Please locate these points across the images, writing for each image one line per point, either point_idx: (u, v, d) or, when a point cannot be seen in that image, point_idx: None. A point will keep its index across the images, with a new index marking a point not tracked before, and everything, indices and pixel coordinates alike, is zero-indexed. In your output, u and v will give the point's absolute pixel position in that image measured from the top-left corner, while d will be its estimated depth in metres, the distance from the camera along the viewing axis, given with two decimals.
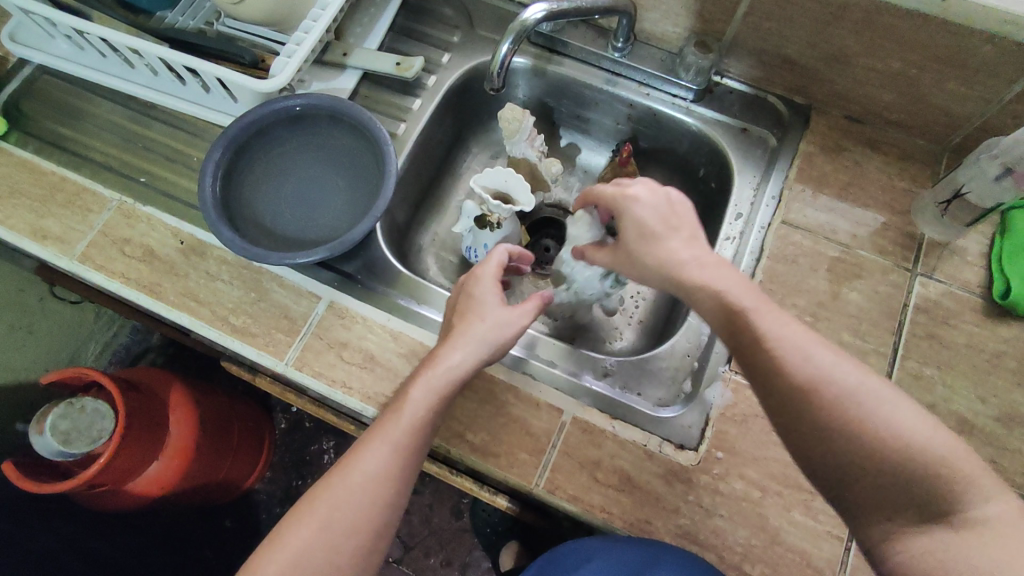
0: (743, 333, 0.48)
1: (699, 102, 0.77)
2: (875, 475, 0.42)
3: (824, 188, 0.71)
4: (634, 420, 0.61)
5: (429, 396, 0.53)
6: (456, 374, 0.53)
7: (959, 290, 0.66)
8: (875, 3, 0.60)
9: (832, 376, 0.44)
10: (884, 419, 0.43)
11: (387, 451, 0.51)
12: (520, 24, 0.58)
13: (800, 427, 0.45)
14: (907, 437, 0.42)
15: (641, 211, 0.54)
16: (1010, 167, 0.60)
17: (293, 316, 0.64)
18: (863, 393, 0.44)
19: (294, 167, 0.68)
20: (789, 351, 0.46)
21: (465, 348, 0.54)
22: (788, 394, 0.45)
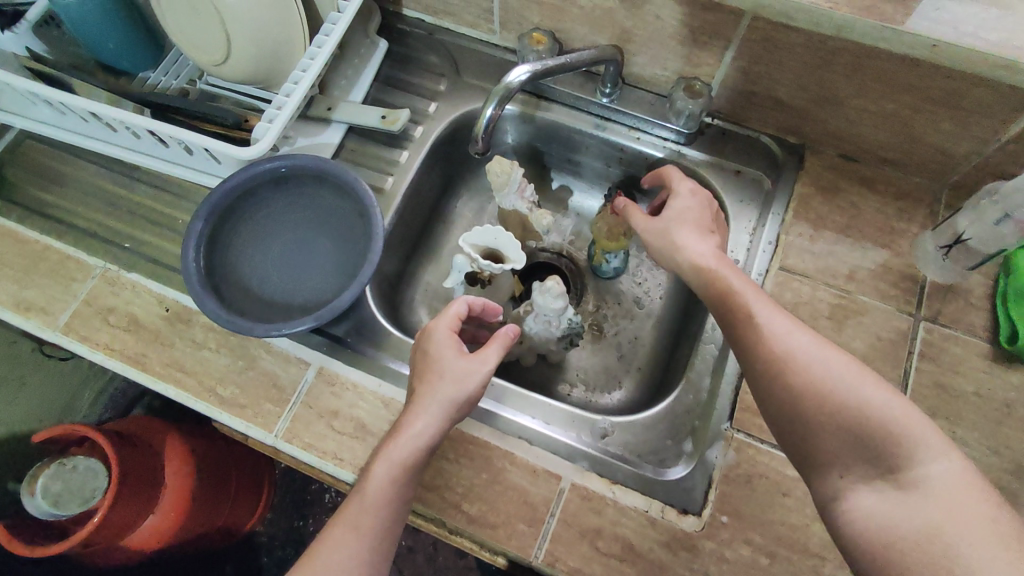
0: (727, 309, 0.53)
1: (691, 145, 0.76)
2: (833, 436, 0.45)
3: (822, 231, 0.69)
4: (634, 484, 0.59)
5: (391, 471, 0.51)
6: (417, 442, 0.51)
7: (965, 335, 0.64)
8: (865, 49, 0.59)
9: (800, 348, 0.48)
10: (849, 386, 0.45)
11: (352, 536, 0.50)
12: (504, 87, 0.57)
13: (768, 394, 0.49)
14: (863, 399, 0.45)
15: (689, 202, 0.63)
16: (1008, 213, 0.59)
17: (281, 384, 0.63)
18: (827, 362, 0.47)
19: (279, 230, 0.67)
20: (769, 327, 0.50)
21: (427, 413, 0.52)
22: (761, 365, 0.49)
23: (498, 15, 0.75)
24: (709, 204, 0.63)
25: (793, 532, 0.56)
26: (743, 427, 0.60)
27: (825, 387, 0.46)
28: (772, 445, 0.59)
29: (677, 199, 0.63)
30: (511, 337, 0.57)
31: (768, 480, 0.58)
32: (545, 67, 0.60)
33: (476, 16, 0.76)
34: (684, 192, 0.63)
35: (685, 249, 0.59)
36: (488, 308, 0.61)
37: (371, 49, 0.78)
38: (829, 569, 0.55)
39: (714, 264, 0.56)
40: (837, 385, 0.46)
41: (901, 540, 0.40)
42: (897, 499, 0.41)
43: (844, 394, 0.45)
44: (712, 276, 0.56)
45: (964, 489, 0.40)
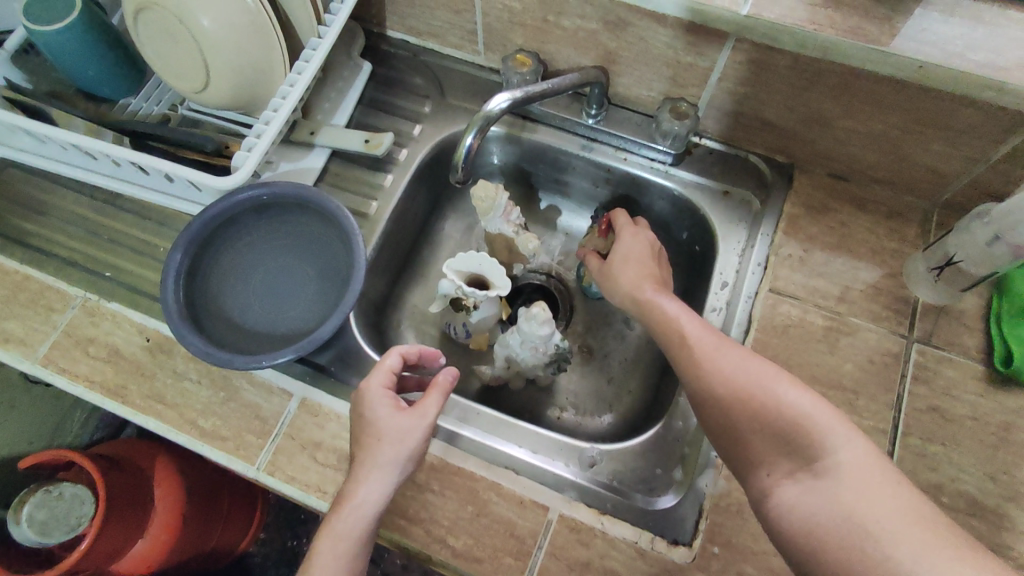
0: (662, 325, 0.57)
1: (679, 166, 0.75)
2: (755, 436, 0.48)
3: (812, 251, 0.68)
4: (624, 514, 0.58)
5: (337, 548, 0.50)
6: (364, 512, 0.51)
7: (959, 357, 0.63)
8: (850, 70, 0.58)
9: (723, 359, 0.51)
10: (765, 388, 0.48)
11: None
12: (484, 115, 0.56)
13: (696, 401, 0.52)
14: (777, 398, 0.47)
15: (635, 240, 0.66)
16: (998, 234, 0.58)
17: (264, 415, 0.62)
18: (744, 366, 0.50)
19: (261, 259, 0.66)
20: (696, 341, 0.53)
21: (370, 479, 0.51)
22: (689, 376, 0.53)
23: (482, 36, 0.74)
24: (652, 252, 0.66)
25: (786, 563, 0.55)
26: None
27: (741, 389, 0.49)
28: None
29: (624, 237, 0.67)
30: (448, 384, 0.56)
31: None
32: (526, 94, 0.59)
33: (460, 37, 0.76)
34: (625, 238, 0.67)
35: (628, 286, 0.62)
36: (426, 355, 0.59)
37: (355, 71, 0.78)
38: None
39: (649, 294, 0.59)
40: (752, 387, 0.49)
41: (820, 528, 0.42)
42: (814, 487, 0.43)
43: (759, 395, 0.48)
44: (651, 306, 0.59)
45: (871, 472, 0.42)
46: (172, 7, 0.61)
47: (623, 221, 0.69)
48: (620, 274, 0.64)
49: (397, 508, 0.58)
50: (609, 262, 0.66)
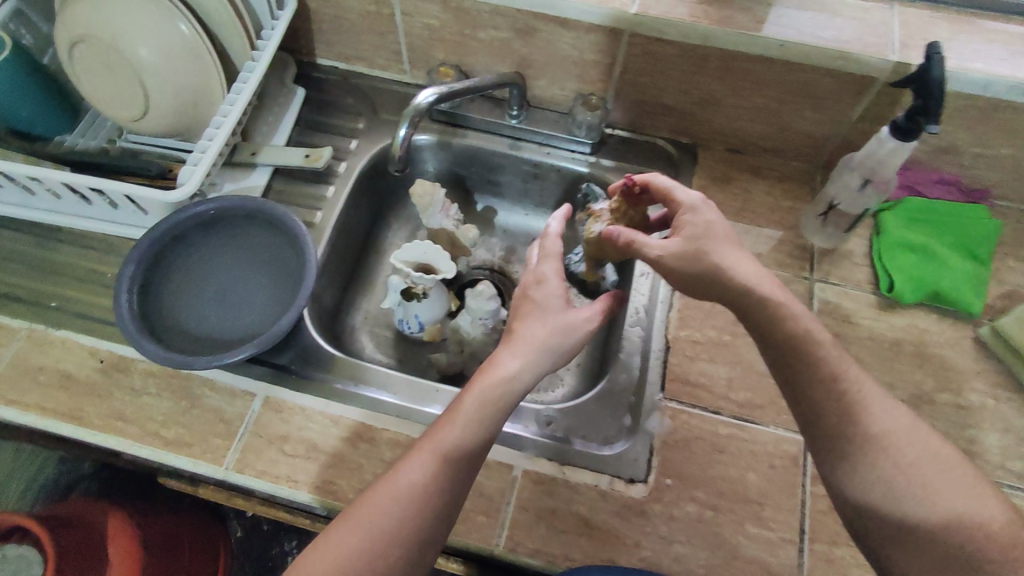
0: (816, 369, 0.52)
1: (598, 154, 0.82)
2: (924, 537, 0.48)
3: (721, 215, 0.77)
4: (582, 462, 0.63)
5: (479, 407, 0.53)
6: (512, 384, 0.54)
7: (854, 289, 0.72)
8: (728, 53, 0.68)
9: (898, 437, 0.50)
10: (942, 492, 0.48)
11: (431, 462, 0.51)
12: (414, 108, 0.62)
13: (852, 467, 0.51)
14: (960, 505, 0.48)
15: (709, 214, 0.57)
16: (866, 178, 0.68)
17: (228, 418, 0.63)
18: (922, 456, 0.50)
19: (213, 270, 0.68)
20: (864, 407, 0.51)
21: (524, 357, 0.56)
22: (855, 447, 0.51)
23: (406, 55, 0.82)
24: (707, 231, 0.57)
25: (732, 484, 0.61)
26: (674, 396, 0.65)
27: (921, 482, 0.49)
28: (702, 408, 0.65)
29: (696, 213, 0.58)
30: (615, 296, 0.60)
31: (703, 441, 0.63)
32: (447, 91, 0.66)
33: (386, 58, 0.83)
34: (702, 217, 0.57)
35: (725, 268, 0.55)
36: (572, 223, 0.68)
37: (290, 97, 0.83)
38: (768, 511, 0.60)
39: (782, 297, 0.54)
40: (930, 483, 0.49)
41: None
42: None
43: (941, 503, 0.48)
44: (783, 319, 0.53)
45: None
46: (108, 40, 0.65)
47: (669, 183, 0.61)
48: (726, 266, 0.55)
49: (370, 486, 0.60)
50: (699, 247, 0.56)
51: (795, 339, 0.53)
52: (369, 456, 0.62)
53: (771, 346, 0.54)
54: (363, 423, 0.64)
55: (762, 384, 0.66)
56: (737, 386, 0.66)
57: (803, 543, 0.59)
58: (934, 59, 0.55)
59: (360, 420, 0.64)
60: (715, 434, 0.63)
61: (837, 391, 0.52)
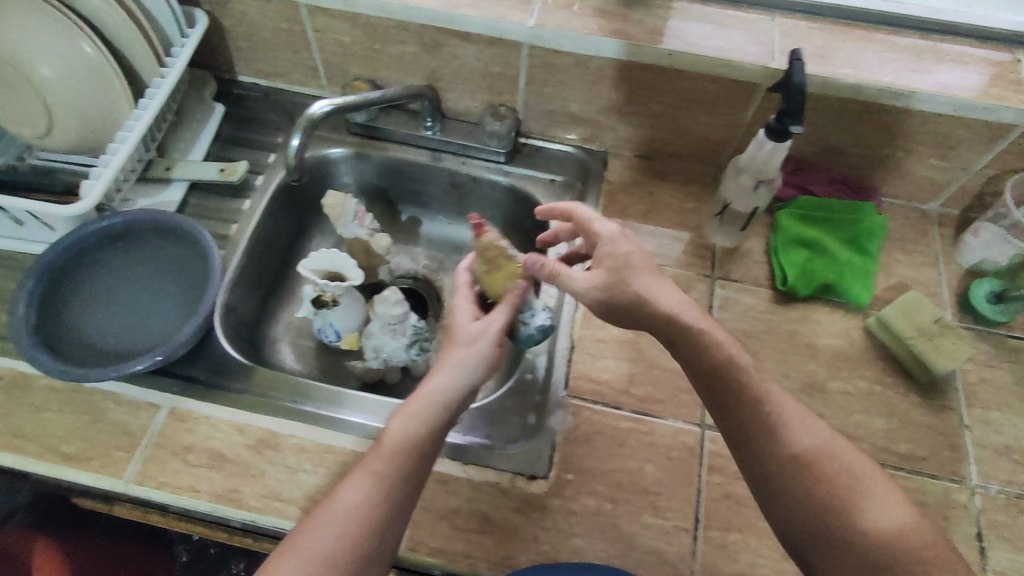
0: (743, 391, 0.55)
1: (512, 162, 0.85)
2: (858, 551, 0.49)
3: (628, 217, 0.79)
4: (485, 461, 0.64)
5: (408, 429, 0.52)
6: (435, 398, 0.54)
7: (752, 285, 0.75)
8: (622, 63, 0.72)
9: (825, 454, 0.53)
10: (872, 506, 0.51)
11: (366, 483, 0.50)
12: (307, 119, 0.63)
13: (778, 492, 0.53)
14: (889, 518, 0.50)
15: (628, 247, 0.61)
16: (755, 180, 0.71)
17: (131, 431, 0.63)
18: (849, 470, 0.52)
19: (121, 284, 0.69)
20: (788, 426, 0.54)
21: (446, 374, 0.55)
22: (785, 466, 0.53)
23: (323, 70, 0.84)
24: (626, 261, 0.60)
25: (630, 476, 0.63)
26: (576, 393, 0.67)
27: (846, 501, 0.51)
28: (603, 404, 0.67)
29: (616, 245, 0.61)
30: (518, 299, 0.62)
31: (603, 435, 0.65)
32: (338, 104, 0.69)
33: (304, 74, 0.85)
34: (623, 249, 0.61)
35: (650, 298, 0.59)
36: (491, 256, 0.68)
37: (209, 113, 0.84)
38: (664, 501, 0.62)
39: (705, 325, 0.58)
40: (854, 502, 0.51)
41: None
42: None
43: (872, 515, 0.50)
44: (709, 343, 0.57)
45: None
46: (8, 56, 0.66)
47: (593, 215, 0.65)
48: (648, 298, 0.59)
49: (273, 492, 0.61)
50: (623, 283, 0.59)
51: (711, 363, 0.56)
52: (273, 463, 0.62)
53: (694, 365, 0.58)
54: (268, 431, 0.64)
55: (662, 378, 0.69)
56: (638, 381, 0.68)
57: (696, 531, 0.61)
58: (796, 64, 0.59)
59: (266, 427, 0.65)
60: (615, 429, 0.65)
61: (763, 413, 0.55)
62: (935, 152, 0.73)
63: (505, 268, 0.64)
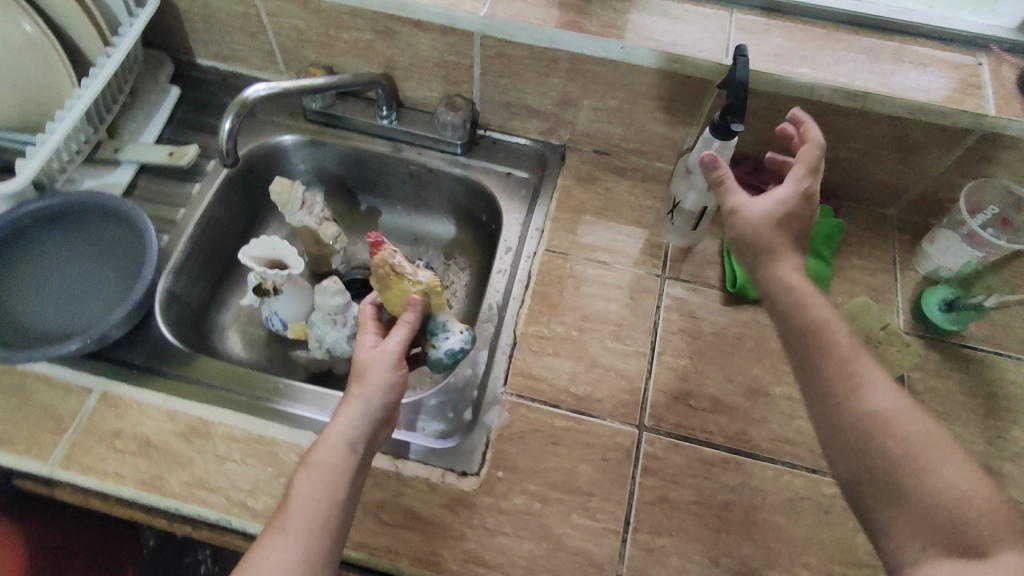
0: (823, 344, 0.52)
1: (470, 154, 0.84)
2: (921, 511, 0.46)
3: (582, 214, 0.78)
4: (417, 455, 0.63)
5: (313, 479, 0.51)
6: (335, 443, 0.53)
7: (703, 286, 0.74)
8: (575, 56, 0.70)
9: (904, 418, 0.49)
10: (942, 472, 0.47)
11: (281, 542, 0.49)
12: (240, 102, 0.62)
13: (849, 445, 0.50)
14: (962, 485, 0.46)
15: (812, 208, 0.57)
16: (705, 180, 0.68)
17: (60, 415, 0.63)
18: (924, 434, 0.49)
19: (59, 266, 0.68)
20: (872, 386, 0.50)
21: (345, 416, 0.54)
22: (859, 424, 0.49)
23: (280, 55, 0.83)
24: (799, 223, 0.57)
25: (563, 475, 0.62)
26: (514, 390, 0.66)
27: (920, 460, 0.47)
28: (541, 401, 0.66)
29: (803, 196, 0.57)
30: (413, 320, 0.60)
31: (539, 433, 0.64)
32: (280, 87, 0.67)
33: (261, 58, 0.84)
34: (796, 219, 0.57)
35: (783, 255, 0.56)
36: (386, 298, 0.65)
37: (163, 95, 0.83)
38: (595, 503, 0.61)
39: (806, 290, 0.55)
40: (929, 462, 0.47)
41: None
42: None
43: (942, 479, 0.47)
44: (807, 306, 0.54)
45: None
46: None
47: (807, 157, 0.57)
48: (775, 268, 0.56)
49: (199, 481, 0.60)
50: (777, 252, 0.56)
51: (799, 321, 0.54)
52: (201, 452, 0.62)
53: (785, 316, 0.55)
54: (200, 419, 0.64)
55: (604, 377, 0.68)
56: (578, 379, 0.67)
57: (626, 534, 0.60)
58: (740, 61, 0.57)
59: (198, 415, 0.64)
60: (551, 428, 0.64)
61: (845, 368, 0.51)
62: (893, 156, 0.71)
63: (397, 287, 0.61)
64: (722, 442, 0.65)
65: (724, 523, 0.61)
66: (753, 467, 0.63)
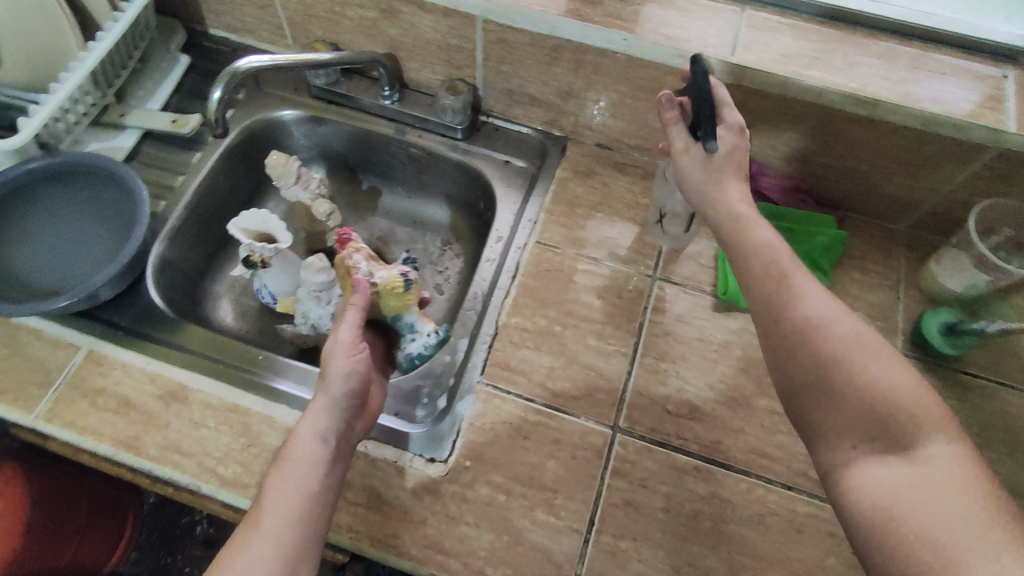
0: (754, 260, 0.53)
1: (470, 140, 0.83)
2: (853, 410, 0.45)
3: (577, 208, 0.77)
4: (387, 439, 0.63)
5: (285, 476, 0.51)
6: (305, 440, 0.53)
7: (694, 290, 0.72)
8: (577, 45, 0.69)
9: (835, 318, 0.48)
10: (872, 366, 0.46)
11: (256, 538, 0.48)
12: (231, 72, 0.62)
13: (786, 350, 0.48)
14: (890, 376, 0.46)
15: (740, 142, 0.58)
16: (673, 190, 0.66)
17: (47, 368, 0.65)
18: (855, 331, 0.47)
19: (56, 224, 0.70)
20: (801, 290, 0.49)
21: (314, 414, 0.54)
22: (794, 328, 0.48)
23: (288, 30, 0.83)
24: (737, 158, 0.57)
25: (530, 470, 0.62)
26: (490, 381, 0.66)
27: (852, 359, 0.46)
28: (517, 394, 0.65)
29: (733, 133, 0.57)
30: (365, 302, 0.60)
31: (510, 425, 0.64)
32: (277, 60, 0.67)
33: (270, 32, 0.84)
34: (729, 142, 0.56)
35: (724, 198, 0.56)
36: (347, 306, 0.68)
37: (172, 63, 0.84)
38: (560, 500, 0.61)
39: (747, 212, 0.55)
40: (862, 360, 0.46)
41: (895, 515, 0.41)
42: (905, 472, 0.43)
43: (874, 376, 0.46)
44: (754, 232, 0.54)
45: (964, 471, 0.42)
46: None
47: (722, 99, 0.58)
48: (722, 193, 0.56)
49: (173, 445, 0.62)
50: (711, 179, 0.56)
51: (742, 240, 0.54)
52: (178, 416, 0.63)
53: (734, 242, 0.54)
54: (180, 383, 0.65)
55: (582, 375, 0.67)
56: (556, 375, 0.67)
57: (588, 534, 0.59)
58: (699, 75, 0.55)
59: (178, 379, 0.65)
60: (523, 422, 0.64)
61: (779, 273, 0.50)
62: (904, 168, 0.68)
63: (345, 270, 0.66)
64: (696, 450, 0.63)
65: (690, 532, 0.60)
66: (726, 478, 0.62)
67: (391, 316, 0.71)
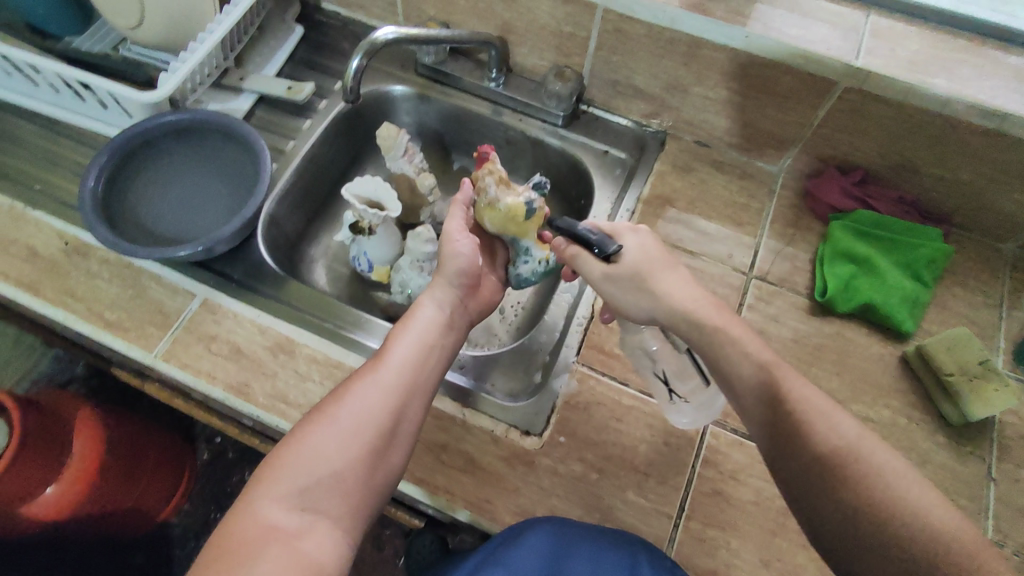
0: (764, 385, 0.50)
1: (569, 128, 0.84)
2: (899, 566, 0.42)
3: (674, 202, 0.78)
4: (483, 408, 0.65)
5: (412, 328, 0.57)
6: (428, 307, 0.59)
7: (789, 292, 0.72)
8: (694, 38, 0.69)
9: (858, 449, 0.46)
10: (910, 505, 0.43)
11: (386, 368, 0.53)
12: (369, 43, 0.65)
13: (814, 495, 0.46)
14: (932, 516, 0.42)
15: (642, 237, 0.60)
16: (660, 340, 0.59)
17: (166, 311, 0.68)
18: (884, 466, 0.45)
19: (179, 176, 0.73)
20: (814, 421, 0.47)
21: (436, 288, 0.61)
22: (815, 472, 0.46)
23: (400, 8, 0.85)
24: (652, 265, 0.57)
25: (622, 451, 0.63)
26: (586, 361, 0.67)
27: (885, 501, 0.43)
28: (611, 377, 0.67)
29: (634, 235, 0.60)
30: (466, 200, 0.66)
31: (604, 407, 0.65)
32: (407, 33, 0.69)
33: (382, 9, 0.86)
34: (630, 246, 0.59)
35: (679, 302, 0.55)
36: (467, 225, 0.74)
37: (287, 33, 0.87)
38: (650, 483, 0.62)
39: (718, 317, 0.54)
40: (898, 500, 0.43)
41: None
42: None
43: (914, 517, 0.42)
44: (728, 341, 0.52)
45: None
46: None
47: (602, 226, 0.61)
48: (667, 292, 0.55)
49: (281, 395, 0.64)
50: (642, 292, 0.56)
51: (730, 362, 0.51)
52: (285, 368, 0.66)
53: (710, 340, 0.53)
54: (286, 337, 0.68)
55: None
56: None
57: (678, 519, 0.60)
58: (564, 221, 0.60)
59: (285, 333, 0.68)
60: (616, 405, 0.65)
61: (784, 408, 0.48)
62: (1019, 185, 0.67)
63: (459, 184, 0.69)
64: None
65: (780, 528, 0.60)
66: None
67: (509, 237, 0.69)
